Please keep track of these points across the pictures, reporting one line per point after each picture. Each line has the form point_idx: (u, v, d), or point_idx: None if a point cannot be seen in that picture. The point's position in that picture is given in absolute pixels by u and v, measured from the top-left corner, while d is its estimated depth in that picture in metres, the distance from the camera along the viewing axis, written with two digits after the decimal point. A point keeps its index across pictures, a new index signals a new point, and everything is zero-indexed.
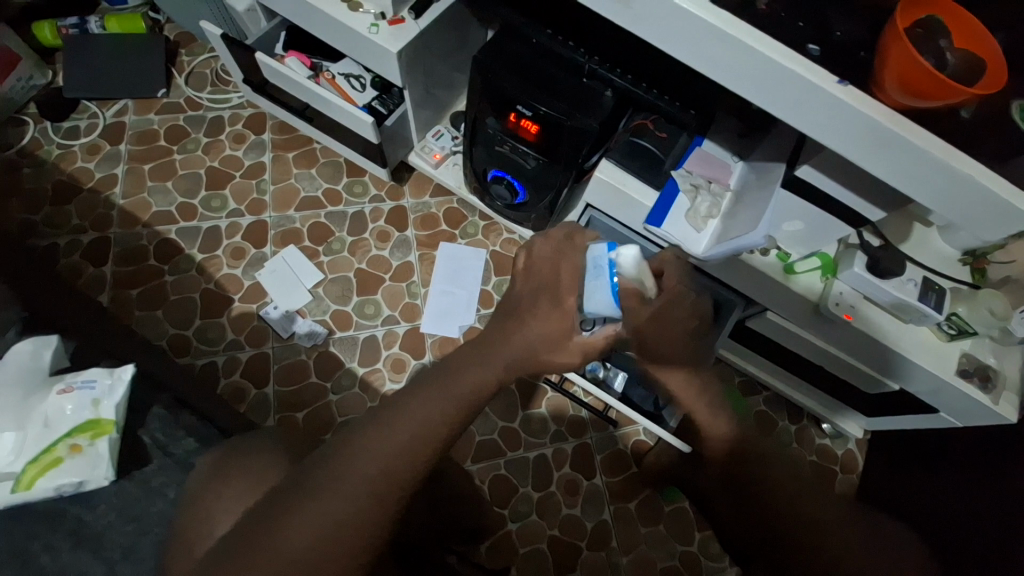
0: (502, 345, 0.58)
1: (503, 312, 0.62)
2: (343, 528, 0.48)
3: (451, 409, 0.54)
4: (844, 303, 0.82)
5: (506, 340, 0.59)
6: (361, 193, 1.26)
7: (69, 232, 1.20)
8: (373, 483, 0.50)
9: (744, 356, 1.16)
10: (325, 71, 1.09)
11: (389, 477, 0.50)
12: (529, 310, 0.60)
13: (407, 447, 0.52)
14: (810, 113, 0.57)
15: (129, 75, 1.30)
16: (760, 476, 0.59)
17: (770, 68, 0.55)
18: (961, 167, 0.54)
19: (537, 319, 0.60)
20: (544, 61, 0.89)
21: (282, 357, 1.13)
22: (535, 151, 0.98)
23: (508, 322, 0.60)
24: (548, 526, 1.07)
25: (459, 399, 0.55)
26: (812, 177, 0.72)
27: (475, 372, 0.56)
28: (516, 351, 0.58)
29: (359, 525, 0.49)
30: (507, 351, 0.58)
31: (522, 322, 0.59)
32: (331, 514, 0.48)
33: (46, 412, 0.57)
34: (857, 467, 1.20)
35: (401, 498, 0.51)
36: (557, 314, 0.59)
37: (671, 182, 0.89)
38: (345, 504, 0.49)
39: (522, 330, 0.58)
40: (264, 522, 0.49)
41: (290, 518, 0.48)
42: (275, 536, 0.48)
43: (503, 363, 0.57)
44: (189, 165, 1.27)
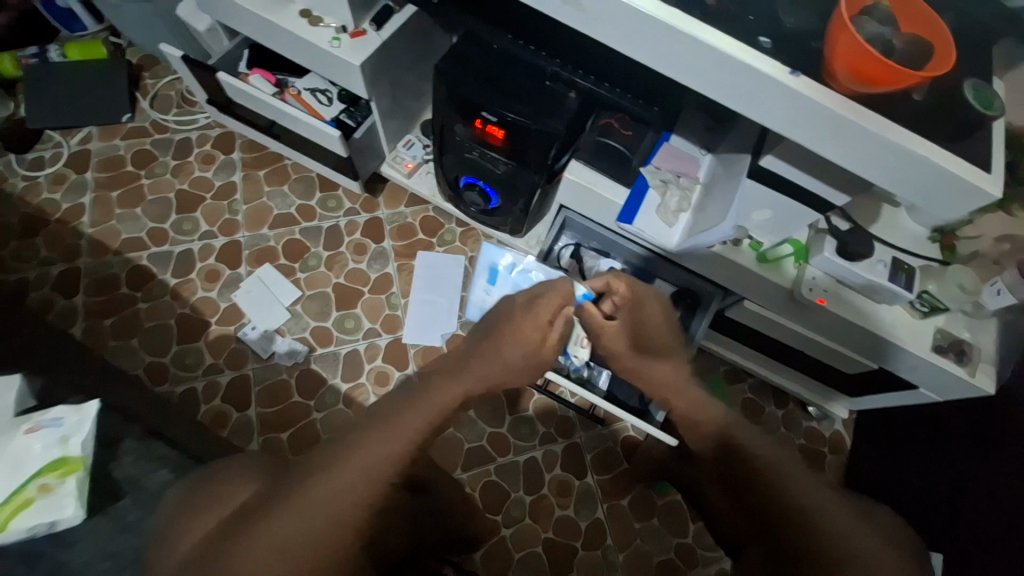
0: (471, 364, 0.63)
1: (482, 331, 0.70)
2: (324, 551, 0.47)
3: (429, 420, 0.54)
4: (817, 288, 0.83)
5: (479, 357, 0.64)
6: (335, 207, 1.25)
7: (37, 265, 1.17)
8: (342, 505, 0.48)
9: (725, 345, 1.17)
10: (290, 88, 1.08)
11: (363, 500, 0.49)
12: (498, 339, 0.66)
13: (378, 466, 0.51)
14: (765, 104, 0.57)
15: (93, 102, 1.29)
16: (752, 481, 0.56)
17: (723, 65, 0.56)
18: (915, 149, 0.54)
19: (510, 344, 0.66)
20: (509, 67, 0.89)
21: (263, 377, 1.11)
22: (504, 156, 0.99)
23: (486, 348, 0.65)
24: (543, 529, 1.06)
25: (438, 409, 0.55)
26: (777, 166, 0.72)
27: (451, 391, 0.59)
28: (487, 372, 0.63)
29: (329, 552, 0.47)
30: (483, 373, 0.63)
31: (497, 349, 0.65)
32: (304, 540, 0.47)
33: (12, 454, 0.56)
34: (845, 448, 1.21)
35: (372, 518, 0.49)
36: (532, 339, 0.67)
37: (640, 179, 0.90)
38: (316, 530, 0.47)
39: (502, 355, 0.65)
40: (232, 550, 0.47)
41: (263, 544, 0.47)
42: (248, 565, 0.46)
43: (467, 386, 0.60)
44: (158, 190, 1.25)
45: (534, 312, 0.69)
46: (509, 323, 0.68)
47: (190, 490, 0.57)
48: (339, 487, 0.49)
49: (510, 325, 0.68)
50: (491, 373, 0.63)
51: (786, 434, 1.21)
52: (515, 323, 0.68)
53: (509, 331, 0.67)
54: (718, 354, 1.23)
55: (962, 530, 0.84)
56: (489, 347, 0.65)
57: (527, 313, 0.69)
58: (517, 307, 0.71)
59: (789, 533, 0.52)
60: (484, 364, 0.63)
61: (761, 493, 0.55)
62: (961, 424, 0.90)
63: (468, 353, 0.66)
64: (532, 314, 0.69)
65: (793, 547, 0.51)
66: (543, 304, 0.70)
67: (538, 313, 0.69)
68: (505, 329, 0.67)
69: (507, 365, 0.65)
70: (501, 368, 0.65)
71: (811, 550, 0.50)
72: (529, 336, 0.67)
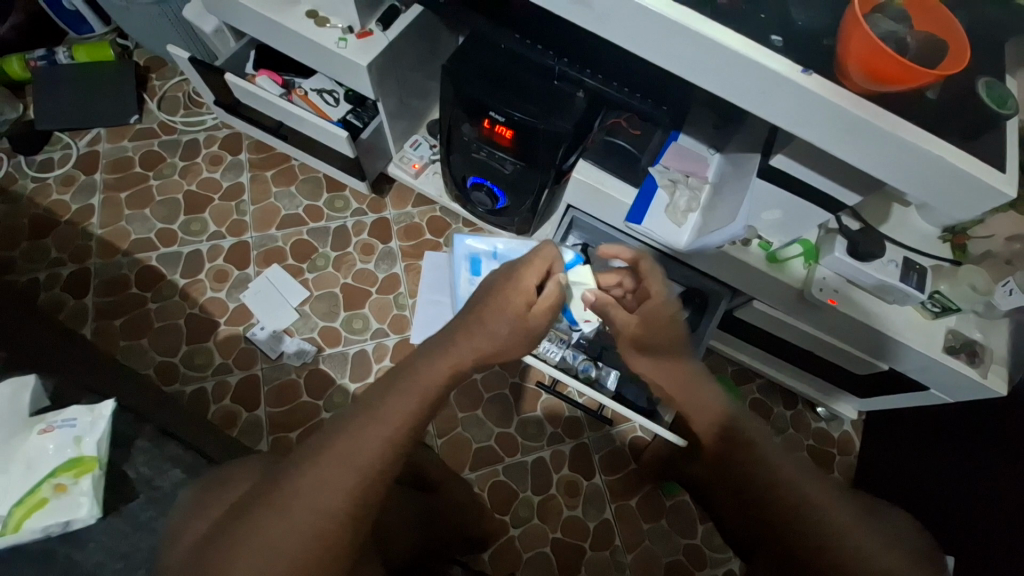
0: (460, 339, 0.62)
1: (468, 309, 0.67)
2: (319, 545, 0.48)
3: None
4: (828, 288, 0.82)
5: (464, 330, 0.63)
6: (342, 208, 1.25)
7: (48, 266, 1.18)
8: (340, 499, 0.49)
9: (733, 345, 1.17)
10: (297, 88, 1.08)
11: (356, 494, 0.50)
12: (482, 308, 0.64)
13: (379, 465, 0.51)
14: (778, 101, 0.57)
15: (101, 103, 1.29)
16: (753, 482, 0.56)
17: (736, 64, 0.56)
18: (930, 149, 0.54)
19: (497, 317, 0.64)
20: (517, 66, 0.88)
21: (272, 377, 1.12)
22: (512, 156, 0.99)
23: (466, 324, 0.63)
24: (551, 529, 1.06)
25: None
26: (787, 166, 0.72)
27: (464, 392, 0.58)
28: (478, 344, 0.62)
29: (328, 545, 0.48)
30: (467, 342, 0.62)
31: (478, 317, 0.63)
32: (299, 535, 0.47)
33: (29, 454, 0.56)
34: (855, 449, 1.20)
35: (365, 509, 0.50)
36: (515, 305, 0.65)
37: (649, 178, 0.89)
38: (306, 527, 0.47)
39: (488, 326, 0.63)
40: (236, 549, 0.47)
41: (264, 536, 0.47)
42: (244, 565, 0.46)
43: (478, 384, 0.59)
44: (167, 191, 1.26)
45: (520, 279, 0.68)
46: (496, 293, 0.66)
47: (198, 494, 0.57)
48: (351, 485, 0.50)
49: (497, 291, 0.66)
50: (483, 344, 0.62)
51: (795, 435, 1.20)
52: (496, 292, 0.66)
53: (491, 299, 0.65)
54: (726, 354, 1.22)
55: (965, 530, 0.85)
56: (475, 320, 0.63)
57: (508, 280, 0.68)
58: (502, 274, 0.69)
59: (793, 536, 0.52)
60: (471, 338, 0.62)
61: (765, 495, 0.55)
62: (971, 423, 0.90)
63: (454, 333, 0.63)
64: (516, 281, 0.67)
65: (797, 551, 0.51)
66: (528, 266, 0.69)
67: (523, 278, 0.68)
68: (491, 297, 0.66)
69: (491, 335, 0.63)
70: (491, 341, 0.63)
71: (814, 554, 0.50)
72: (512, 303, 0.65)
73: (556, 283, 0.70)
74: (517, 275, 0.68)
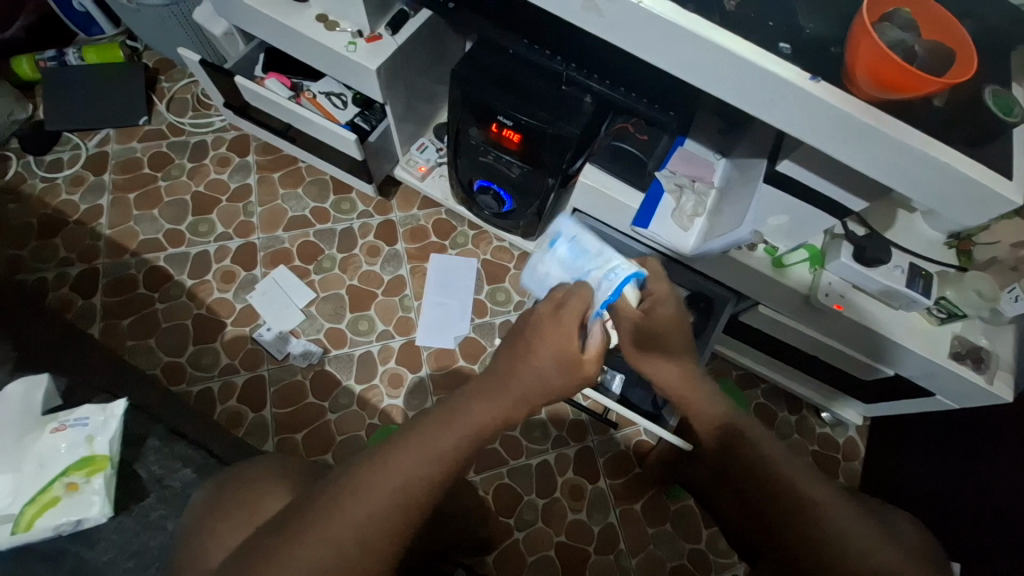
0: (499, 388, 0.55)
1: (506, 347, 0.59)
2: (330, 548, 0.47)
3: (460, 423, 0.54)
4: (833, 293, 0.83)
5: (514, 359, 0.57)
6: (349, 210, 1.26)
7: (56, 266, 1.19)
8: (351, 502, 0.49)
9: (738, 349, 1.17)
10: (306, 91, 1.09)
11: (373, 507, 0.48)
12: (524, 355, 0.57)
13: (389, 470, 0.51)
14: (787, 108, 0.57)
15: (111, 104, 1.30)
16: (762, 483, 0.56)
17: (746, 72, 0.56)
18: (939, 156, 0.54)
19: (542, 359, 0.56)
20: (526, 72, 0.89)
21: (278, 378, 1.12)
22: (519, 159, 0.99)
23: (514, 355, 0.57)
24: (555, 532, 1.06)
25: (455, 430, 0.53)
26: (794, 171, 0.72)
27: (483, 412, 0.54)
28: (524, 383, 0.56)
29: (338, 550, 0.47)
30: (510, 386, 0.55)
31: (527, 347, 0.57)
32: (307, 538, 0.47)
33: (40, 453, 0.55)
34: (859, 454, 1.20)
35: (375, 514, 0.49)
36: (561, 339, 0.56)
37: (655, 183, 0.89)
38: (317, 529, 0.47)
39: (529, 367, 0.56)
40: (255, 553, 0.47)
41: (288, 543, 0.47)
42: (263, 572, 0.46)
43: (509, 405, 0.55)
44: (176, 192, 1.27)
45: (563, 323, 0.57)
46: (534, 334, 0.57)
47: (209, 494, 0.57)
48: (363, 486, 0.49)
49: (535, 337, 0.57)
50: (531, 385, 0.56)
51: (799, 440, 1.20)
52: (540, 325, 0.57)
53: (535, 332, 0.57)
54: (731, 358, 1.22)
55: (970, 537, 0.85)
56: (519, 369, 0.56)
57: (542, 316, 0.58)
58: (538, 316, 0.58)
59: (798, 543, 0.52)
60: (514, 378, 0.56)
61: (772, 499, 0.55)
62: (976, 426, 0.90)
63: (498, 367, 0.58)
64: (558, 318, 0.57)
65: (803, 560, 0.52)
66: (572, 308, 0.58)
67: (568, 323, 0.57)
68: (531, 340, 0.57)
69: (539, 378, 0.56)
70: (537, 380, 0.56)
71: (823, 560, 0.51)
72: (561, 340, 0.56)
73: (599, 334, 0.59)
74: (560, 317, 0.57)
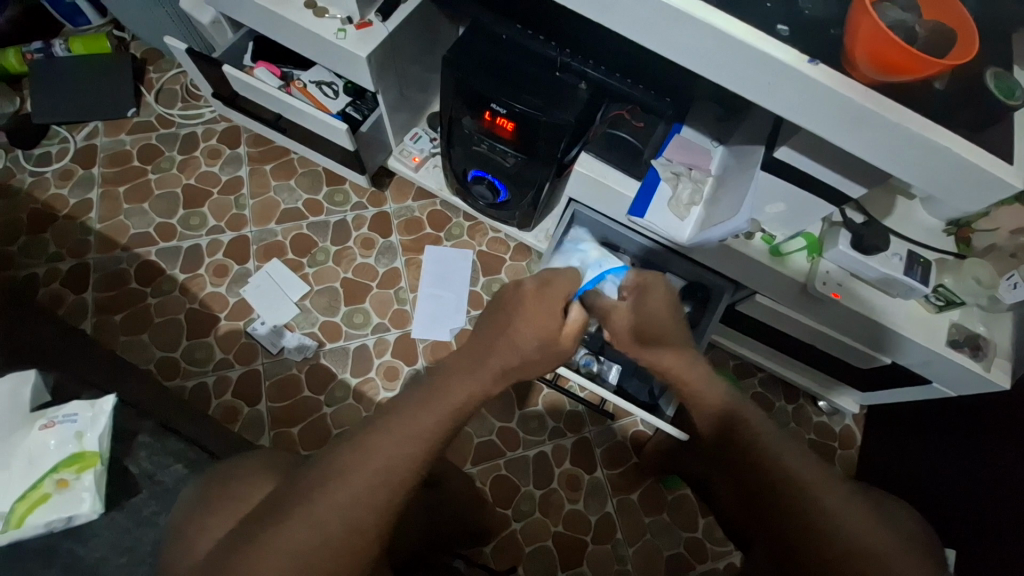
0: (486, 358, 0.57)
1: (489, 316, 0.63)
2: (320, 543, 0.46)
3: (451, 415, 0.53)
4: (831, 282, 0.82)
5: (494, 336, 0.59)
6: (342, 201, 1.25)
7: (46, 261, 1.17)
8: (342, 496, 0.48)
9: (735, 339, 1.16)
10: (295, 80, 1.07)
11: (362, 506, 0.48)
12: (506, 330, 0.59)
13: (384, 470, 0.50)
14: (784, 93, 0.56)
15: (98, 96, 1.28)
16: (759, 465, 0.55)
17: (746, 56, 0.55)
18: (938, 140, 0.53)
19: (523, 330, 0.59)
20: (519, 59, 0.88)
21: (273, 372, 1.12)
22: (513, 149, 0.97)
23: (495, 327, 0.60)
24: (553, 522, 1.06)
25: (446, 419, 0.53)
26: (792, 158, 0.71)
27: (470, 380, 0.55)
28: (503, 356, 0.58)
29: (330, 546, 0.46)
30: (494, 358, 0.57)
31: (508, 323, 0.60)
32: (294, 534, 0.46)
33: (29, 449, 0.53)
34: (856, 443, 1.21)
35: (365, 510, 0.48)
36: (542, 318, 0.60)
37: (652, 171, 0.88)
38: (306, 525, 0.46)
39: (511, 335, 0.59)
40: (248, 552, 0.46)
41: (280, 539, 0.46)
42: (256, 570, 0.45)
43: (496, 372, 0.57)
44: (166, 185, 1.25)
45: (548, 309, 0.61)
46: (512, 307, 0.61)
47: (200, 490, 0.56)
48: (354, 480, 0.48)
49: (514, 311, 0.60)
50: (509, 361, 0.58)
51: (796, 430, 1.20)
52: (523, 304, 0.61)
53: (517, 309, 0.60)
54: (728, 348, 1.22)
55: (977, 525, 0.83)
56: (502, 341, 0.58)
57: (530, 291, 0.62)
58: (515, 295, 0.62)
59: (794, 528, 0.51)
60: (492, 352, 0.58)
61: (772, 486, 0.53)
62: (984, 410, 0.87)
63: (481, 339, 0.60)
64: (540, 297, 0.62)
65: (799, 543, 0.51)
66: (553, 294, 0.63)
67: (551, 305, 0.62)
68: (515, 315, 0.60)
69: (521, 353, 0.58)
70: (516, 357, 0.58)
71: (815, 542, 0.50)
72: (543, 322, 0.60)
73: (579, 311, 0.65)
74: (548, 299, 0.62)
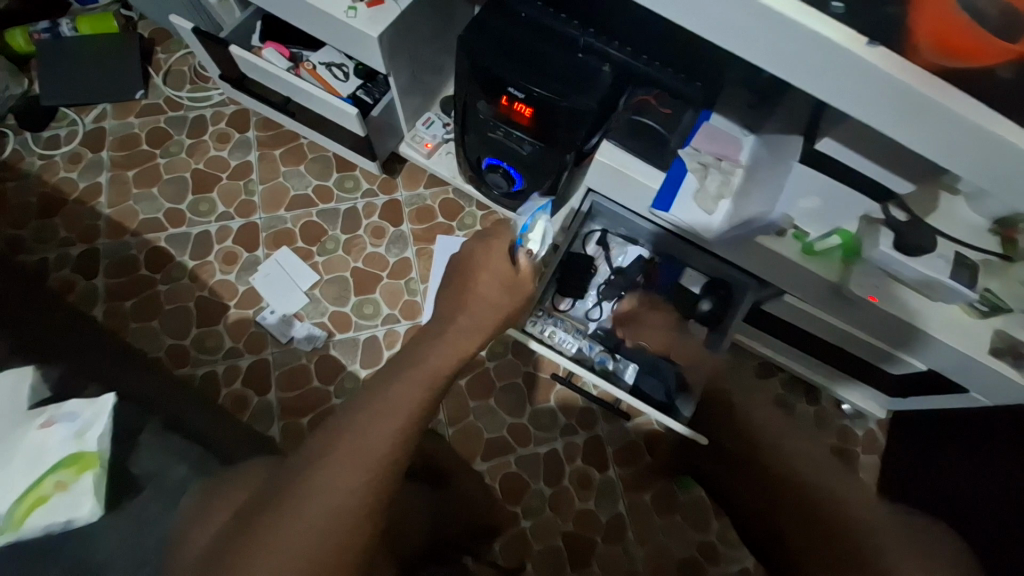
0: (461, 326, 0.62)
1: (454, 275, 0.68)
2: None
3: None
4: (869, 284, 0.76)
5: (462, 307, 0.65)
6: (353, 188, 1.21)
7: (57, 246, 1.17)
8: None
9: (758, 338, 1.12)
10: (305, 61, 1.03)
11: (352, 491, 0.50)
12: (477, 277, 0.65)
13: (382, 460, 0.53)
14: (833, 78, 0.51)
15: (106, 77, 1.25)
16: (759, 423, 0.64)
17: (790, 33, 0.49)
18: (1002, 134, 0.48)
19: (484, 282, 0.65)
20: (538, 38, 0.83)
21: (283, 362, 1.10)
22: (530, 136, 0.93)
23: (460, 289, 0.66)
24: (563, 521, 1.04)
25: None
26: (834, 151, 0.66)
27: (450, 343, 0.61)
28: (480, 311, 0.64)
29: None
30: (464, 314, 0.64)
31: (468, 282, 0.66)
32: None
33: (27, 450, 0.51)
34: (879, 448, 1.16)
35: None
36: (498, 268, 0.66)
37: (677, 161, 0.83)
38: None
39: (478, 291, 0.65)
40: None
41: (287, 527, 0.49)
42: None
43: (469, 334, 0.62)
44: (175, 169, 1.23)
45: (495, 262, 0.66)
46: (466, 268, 0.67)
47: (202, 493, 0.54)
48: None
49: (467, 267, 0.67)
50: (480, 311, 0.64)
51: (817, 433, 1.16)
52: (483, 268, 0.66)
53: (477, 267, 0.66)
54: (749, 347, 1.17)
55: None
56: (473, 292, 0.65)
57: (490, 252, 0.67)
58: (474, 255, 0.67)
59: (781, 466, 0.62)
60: (463, 309, 0.65)
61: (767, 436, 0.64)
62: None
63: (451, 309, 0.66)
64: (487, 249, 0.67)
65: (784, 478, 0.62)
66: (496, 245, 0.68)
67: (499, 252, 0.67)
68: (466, 271, 0.67)
69: (483, 299, 0.65)
70: (486, 306, 0.65)
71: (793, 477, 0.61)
72: (497, 271, 0.66)
73: (527, 254, 0.68)
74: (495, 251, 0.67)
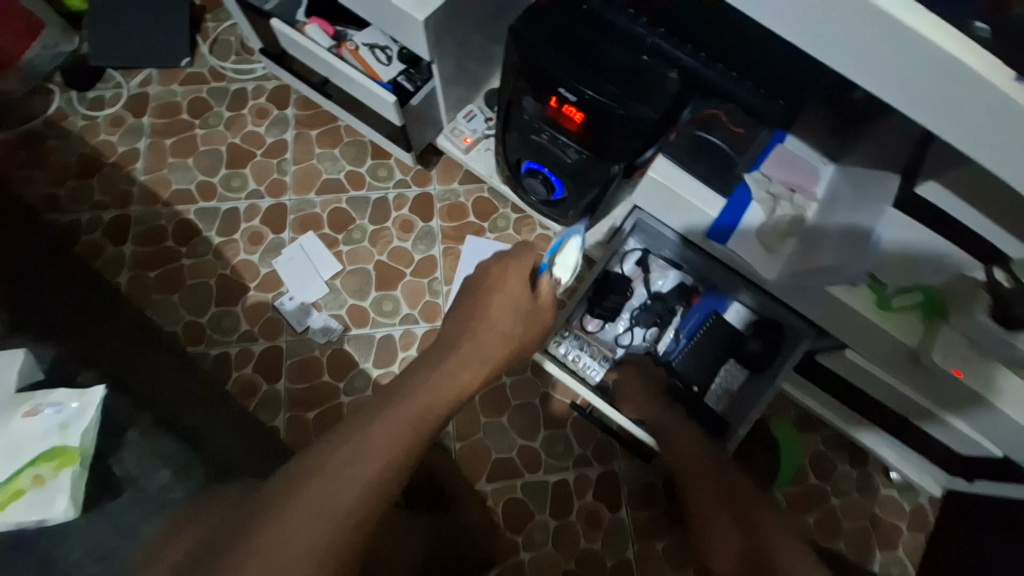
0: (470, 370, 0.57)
1: (474, 287, 0.65)
2: None
3: None
4: (955, 355, 0.62)
5: (467, 333, 0.61)
6: (386, 177, 1.17)
7: (91, 209, 1.18)
8: None
9: (804, 389, 1.01)
10: (348, 41, 0.98)
11: (310, 548, 0.42)
12: (489, 297, 0.62)
13: (352, 517, 0.44)
14: (965, 116, 0.39)
15: (153, 42, 1.24)
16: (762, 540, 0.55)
17: (908, 49, 0.38)
18: None
19: (500, 308, 0.62)
20: (597, 34, 0.74)
21: (295, 352, 1.08)
22: (577, 143, 0.84)
23: (470, 308, 0.63)
24: (564, 558, 0.98)
25: None
26: (935, 196, 0.59)
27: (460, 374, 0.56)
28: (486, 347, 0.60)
29: None
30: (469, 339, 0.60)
31: (481, 305, 0.63)
32: None
33: (11, 436, 0.50)
34: (928, 527, 1.03)
35: None
36: (513, 292, 0.63)
37: (743, 187, 0.75)
38: None
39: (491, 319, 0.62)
40: None
41: None
42: None
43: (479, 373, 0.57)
44: (211, 141, 1.21)
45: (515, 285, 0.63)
46: (483, 290, 0.64)
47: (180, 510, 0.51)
48: None
49: (482, 287, 0.64)
50: (484, 338, 0.60)
51: (857, 500, 1.04)
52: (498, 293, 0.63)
53: (491, 291, 0.63)
54: (792, 396, 1.06)
55: None
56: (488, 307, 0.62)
57: (502, 279, 0.63)
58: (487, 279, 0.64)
59: None
60: (470, 339, 0.60)
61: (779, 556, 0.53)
62: None
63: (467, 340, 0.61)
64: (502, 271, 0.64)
65: None
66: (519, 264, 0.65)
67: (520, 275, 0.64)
68: (480, 294, 0.64)
69: (493, 327, 0.61)
70: (492, 333, 0.61)
71: None
72: (510, 298, 0.63)
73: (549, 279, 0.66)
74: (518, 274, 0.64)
